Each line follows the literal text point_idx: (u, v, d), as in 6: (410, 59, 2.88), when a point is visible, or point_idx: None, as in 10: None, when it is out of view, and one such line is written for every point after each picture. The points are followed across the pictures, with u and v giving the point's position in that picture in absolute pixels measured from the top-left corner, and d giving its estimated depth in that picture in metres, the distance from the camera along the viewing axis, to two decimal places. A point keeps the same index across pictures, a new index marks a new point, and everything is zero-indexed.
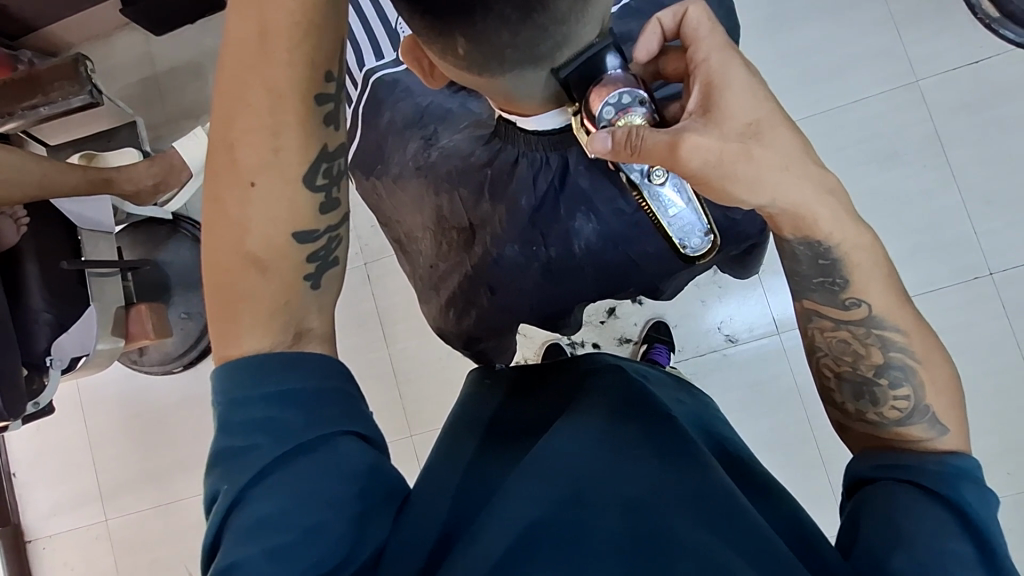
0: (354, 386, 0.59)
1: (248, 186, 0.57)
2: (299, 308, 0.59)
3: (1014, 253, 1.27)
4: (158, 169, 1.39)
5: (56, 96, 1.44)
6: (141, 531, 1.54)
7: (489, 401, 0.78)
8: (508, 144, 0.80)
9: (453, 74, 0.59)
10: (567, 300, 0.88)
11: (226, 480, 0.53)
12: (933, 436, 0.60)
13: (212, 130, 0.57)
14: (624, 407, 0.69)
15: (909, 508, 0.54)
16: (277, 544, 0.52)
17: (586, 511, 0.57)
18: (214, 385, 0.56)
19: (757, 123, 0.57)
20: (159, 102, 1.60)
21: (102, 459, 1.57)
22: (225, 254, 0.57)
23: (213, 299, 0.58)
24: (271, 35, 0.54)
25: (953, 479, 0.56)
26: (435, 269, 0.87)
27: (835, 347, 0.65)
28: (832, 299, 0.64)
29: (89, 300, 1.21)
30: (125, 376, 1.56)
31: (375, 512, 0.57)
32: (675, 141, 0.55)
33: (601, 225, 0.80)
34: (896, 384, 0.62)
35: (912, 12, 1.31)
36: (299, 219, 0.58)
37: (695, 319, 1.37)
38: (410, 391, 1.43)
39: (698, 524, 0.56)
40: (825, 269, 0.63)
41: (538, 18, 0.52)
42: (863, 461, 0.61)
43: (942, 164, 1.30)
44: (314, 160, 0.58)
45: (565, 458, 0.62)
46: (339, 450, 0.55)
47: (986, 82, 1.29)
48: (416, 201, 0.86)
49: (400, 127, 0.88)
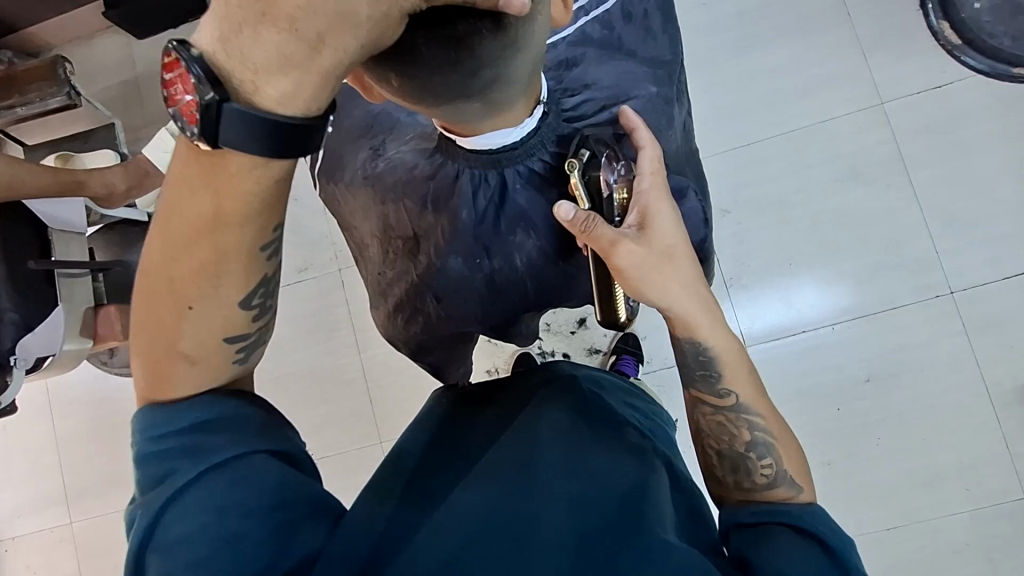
0: (277, 412, 0.60)
1: (186, 308, 0.55)
2: (227, 382, 0.59)
3: (973, 272, 1.30)
4: (132, 174, 1.39)
5: (33, 96, 1.47)
6: (107, 534, 1.53)
7: (432, 423, 0.73)
8: (448, 159, 0.76)
9: (391, 98, 0.57)
10: (514, 307, 0.88)
11: (142, 507, 0.53)
12: (796, 494, 0.63)
13: (151, 248, 0.55)
14: (563, 418, 0.65)
15: (788, 547, 0.54)
16: (195, 564, 0.50)
17: (510, 524, 0.51)
18: (134, 422, 0.57)
19: (673, 245, 0.66)
20: (139, 104, 1.61)
21: (69, 459, 1.56)
22: (154, 348, 0.56)
23: (142, 341, 0.57)
24: (224, 216, 0.52)
25: (811, 514, 0.58)
26: (383, 275, 0.90)
27: (715, 429, 0.68)
28: (710, 387, 0.68)
29: (57, 300, 1.23)
30: (94, 378, 1.56)
31: (299, 527, 0.54)
32: (616, 241, 0.64)
33: (541, 240, 0.78)
34: (762, 455, 0.65)
35: (876, 37, 1.36)
36: (230, 326, 0.57)
37: (662, 331, 1.39)
38: (379, 399, 1.44)
39: (628, 530, 0.51)
40: (705, 364, 0.68)
41: (467, 65, 0.50)
42: (741, 510, 0.61)
43: (904, 185, 1.33)
44: (254, 285, 0.56)
45: (495, 473, 0.57)
46: (253, 465, 0.54)
47: (947, 105, 1.33)
48: (366, 208, 0.87)
49: (356, 136, 0.89)
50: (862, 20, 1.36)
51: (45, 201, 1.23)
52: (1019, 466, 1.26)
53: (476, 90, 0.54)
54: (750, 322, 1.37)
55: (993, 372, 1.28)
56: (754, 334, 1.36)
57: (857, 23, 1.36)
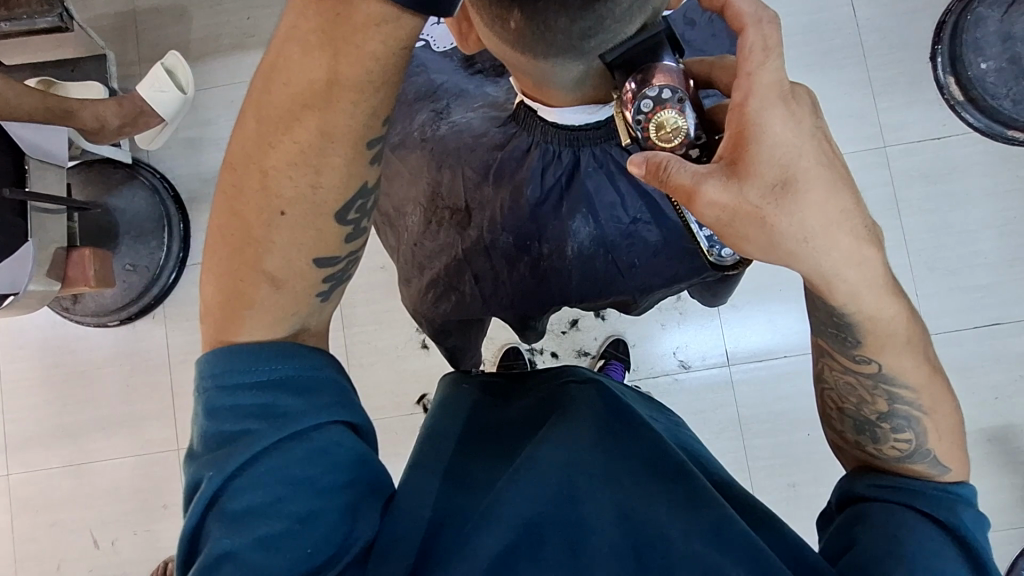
0: (348, 378, 0.59)
1: (277, 214, 0.55)
2: (305, 317, 0.58)
3: (947, 318, 1.37)
4: (127, 111, 1.30)
5: (20, 14, 1.33)
6: (44, 491, 1.43)
7: (464, 407, 0.69)
8: (524, 131, 0.78)
9: (496, 46, 0.56)
10: (549, 300, 0.88)
11: (211, 467, 0.52)
12: (934, 473, 0.62)
13: (245, 131, 0.55)
14: (613, 414, 0.65)
15: (913, 532, 0.56)
16: (269, 532, 0.51)
17: (572, 528, 0.55)
18: (201, 370, 0.54)
19: (791, 175, 0.50)
20: (134, 39, 1.51)
21: (10, 408, 1.45)
22: (238, 266, 0.55)
23: (223, 264, 0.56)
24: (338, 87, 0.52)
25: (946, 501, 0.59)
26: (420, 247, 0.85)
27: (842, 387, 0.64)
28: (844, 350, 0.61)
29: (28, 234, 1.13)
30: (50, 324, 1.45)
31: (363, 505, 0.56)
32: (695, 188, 0.51)
33: (597, 229, 0.79)
34: (899, 429, 0.62)
35: (887, 82, 1.40)
36: (322, 246, 0.57)
37: (653, 341, 1.40)
38: (360, 377, 1.40)
39: (688, 532, 0.54)
40: (838, 326, 0.59)
41: (596, 10, 0.50)
42: (861, 479, 0.63)
43: (895, 227, 1.39)
44: (353, 193, 0.56)
45: (557, 466, 0.58)
46: (329, 437, 0.54)
47: (944, 156, 1.39)
48: (414, 175, 0.83)
49: (411, 100, 0.86)
50: (876, 63, 1.40)
51: (27, 125, 1.12)
52: None
53: (590, 49, 0.54)
54: (739, 344, 1.37)
55: None
56: (742, 355, 1.37)
57: (871, 65, 1.41)
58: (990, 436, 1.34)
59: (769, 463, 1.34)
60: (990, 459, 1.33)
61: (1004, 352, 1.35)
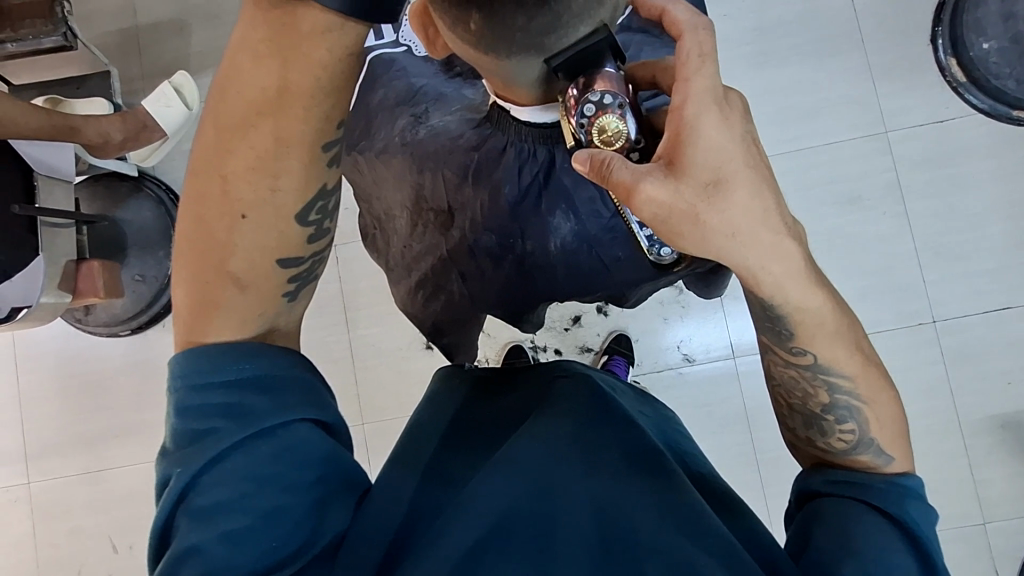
0: (318, 377, 0.60)
1: (239, 217, 0.56)
2: (273, 317, 0.59)
3: (955, 304, 1.35)
4: (130, 126, 1.34)
5: (26, 34, 1.37)
6: (64, 498, 1.47)
7: (451, 403, 0.70)
8: (498, 131, 0.78)
9: (461, 49, 0.57)
10: (537, 296, 0.89)
11: (179, 464, 0.53)
12: (880, 463, 0.61)
13: (206, 142, 0.57)
14: (590, 406, 0.65)
15: (865, 528, 0.56)
16: (235, 527, 0.52)
17: (545, 520, 0.55)
18: (172, 371, 0.56)
19: (721, 175, 0.52)
20: (137, 54, 1.54)
21: (31, 420, 1.49)
22: (203, 268, 0.57)
23: (189, 267, 0.58)
24: (289, 94, 0.54)
25: (898, 494, 0.59)
26: (408, 249, 0.87)
27: (787, 381, 0.64)
28: (780, 342, 0.61)
29: (38, 249, 1.16)
30: (64, 336, 1.49)
31: (331, 500, 0.57)
32: (635, 185, 0.52)
33: (579, 225, 0.80)
34: (842, 420, 0.62)
35: (887, 67, 1.38)
36: (286, 247, 0.58)
37: (655, 335, 1.40)
38: (365, 379, 1.42)
39: (658, 523, 0.55)
40: (771, 319, 0.59)
41: (554, 7, 0.51)
42: (818, 475, 0.63)
43: (899, 214, 1.37)
44: (313, 196, 0.58)
45: (530, 460, 0.59)
46: (296, 435, 0.55)
47: (946, 140, 1.36)
48: (398, 178, 0.85)
49: (392, 105, 0.87)
50: (875, 48, 1.38)
51: (35, 143, 1.15)
52: (980, 492, 1.31)
53: (552, 46, 0.54)
54: (743, 336, 1.37)
55: (967, 401, 1.33)
56: (746, 347, 1.36)
57: (870, 50, 1.39)
58: (1002, 422, 1.32)
59: (776, 454, 1.33)
60: (1002, 446, 1.31)
61: (1015, 338, 1.33)
